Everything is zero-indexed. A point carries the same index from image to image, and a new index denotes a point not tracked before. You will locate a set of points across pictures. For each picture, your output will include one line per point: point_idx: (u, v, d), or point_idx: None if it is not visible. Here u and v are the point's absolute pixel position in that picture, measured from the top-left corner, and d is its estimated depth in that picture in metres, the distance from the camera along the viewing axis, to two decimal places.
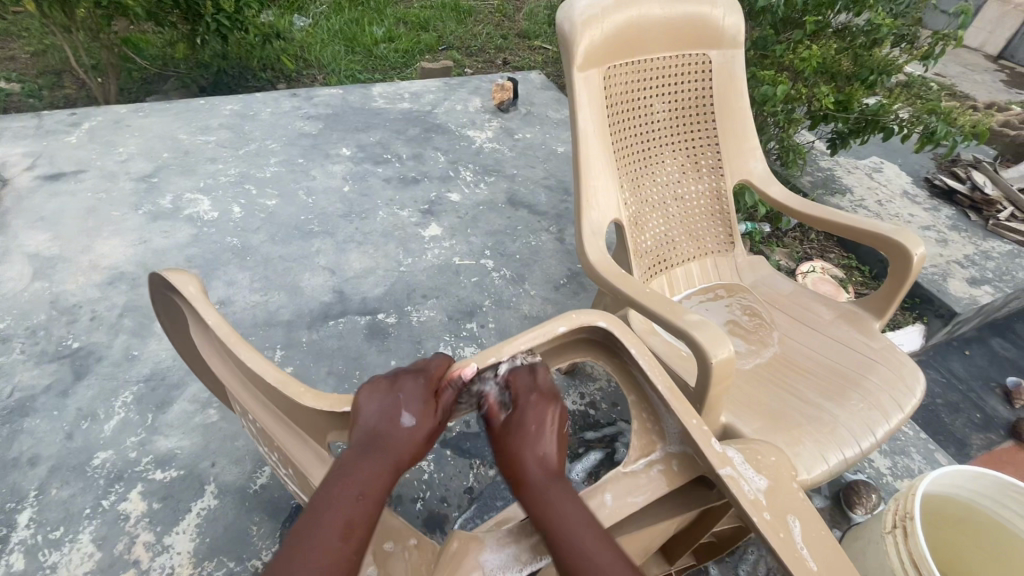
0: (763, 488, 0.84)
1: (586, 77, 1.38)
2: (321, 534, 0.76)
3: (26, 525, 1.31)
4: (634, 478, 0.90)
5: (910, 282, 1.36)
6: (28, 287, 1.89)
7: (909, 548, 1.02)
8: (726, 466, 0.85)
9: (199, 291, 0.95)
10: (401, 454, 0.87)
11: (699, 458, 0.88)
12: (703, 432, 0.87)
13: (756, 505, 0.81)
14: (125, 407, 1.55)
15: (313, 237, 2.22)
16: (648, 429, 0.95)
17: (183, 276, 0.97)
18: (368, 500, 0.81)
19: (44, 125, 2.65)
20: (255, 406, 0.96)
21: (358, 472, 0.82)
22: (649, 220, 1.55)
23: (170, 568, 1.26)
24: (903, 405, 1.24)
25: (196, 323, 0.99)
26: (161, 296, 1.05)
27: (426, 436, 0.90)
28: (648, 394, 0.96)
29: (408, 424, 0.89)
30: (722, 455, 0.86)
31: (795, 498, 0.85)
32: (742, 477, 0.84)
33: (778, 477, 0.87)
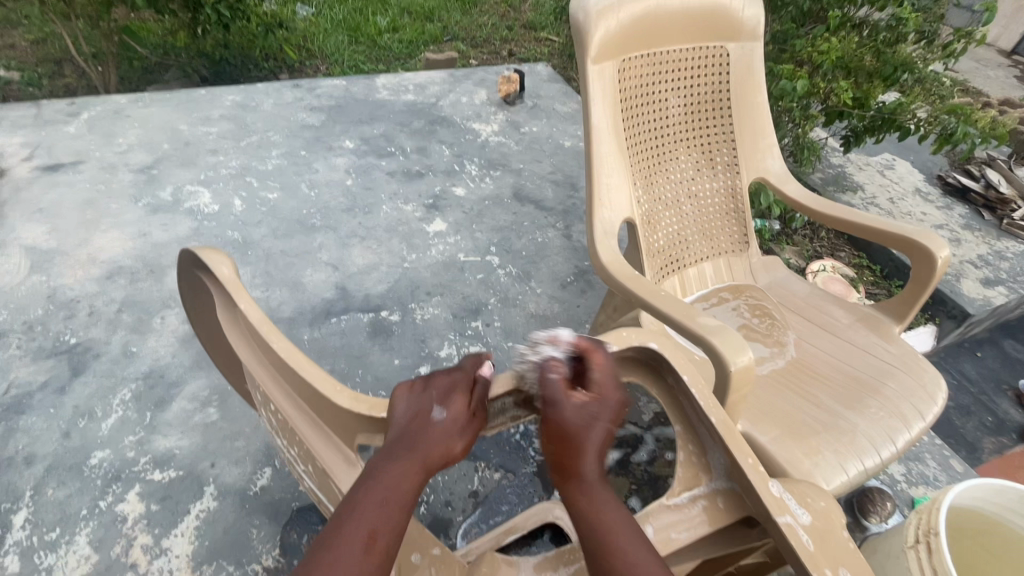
0: (816, 539, 0.76)
1: (601, 70, 1.33)
2: (342, 544, 0.71)
3: (22, 526, 1.28)
4: (676, 511, 0.88)
5: (931, 288, 1.31)
6: (25, 280, 1.85)
7: (933, 564, 0.99)
8: (785, 514, 0.77)
9: (232, 275, 0.90)
10: (432, 453, 0.81)
11: (750, 498, 0.82)
12: (760, 472, 0.81)
13: (816, 559, 0.74)
14: (123, 405, 1.52)
15: (315, 231, 2.18)
16: (695, 462, 0.90)
17: (217, 255, 0.93)
18: (393, 510, 0.75)
19: (43, 115, 2.61)
20: (279, 397, 0.92)
21: (386, 476, 0.77)
22: (662, 218, 1.50)
23: (168, 573, 1.23)
24: (924, 413, 1.20)
25: (226, 306, 0.94)
26: (188, 273, 1.01)
27: (460, 434, 0.84)
28: (696, 425, 0.92)
29: (440, 420, 0.84)
30: (779, 501, 0.79)
31: (849, 549, 0.77)
32: (801, 527, 0.76)
33: (828, 523, 0.80)
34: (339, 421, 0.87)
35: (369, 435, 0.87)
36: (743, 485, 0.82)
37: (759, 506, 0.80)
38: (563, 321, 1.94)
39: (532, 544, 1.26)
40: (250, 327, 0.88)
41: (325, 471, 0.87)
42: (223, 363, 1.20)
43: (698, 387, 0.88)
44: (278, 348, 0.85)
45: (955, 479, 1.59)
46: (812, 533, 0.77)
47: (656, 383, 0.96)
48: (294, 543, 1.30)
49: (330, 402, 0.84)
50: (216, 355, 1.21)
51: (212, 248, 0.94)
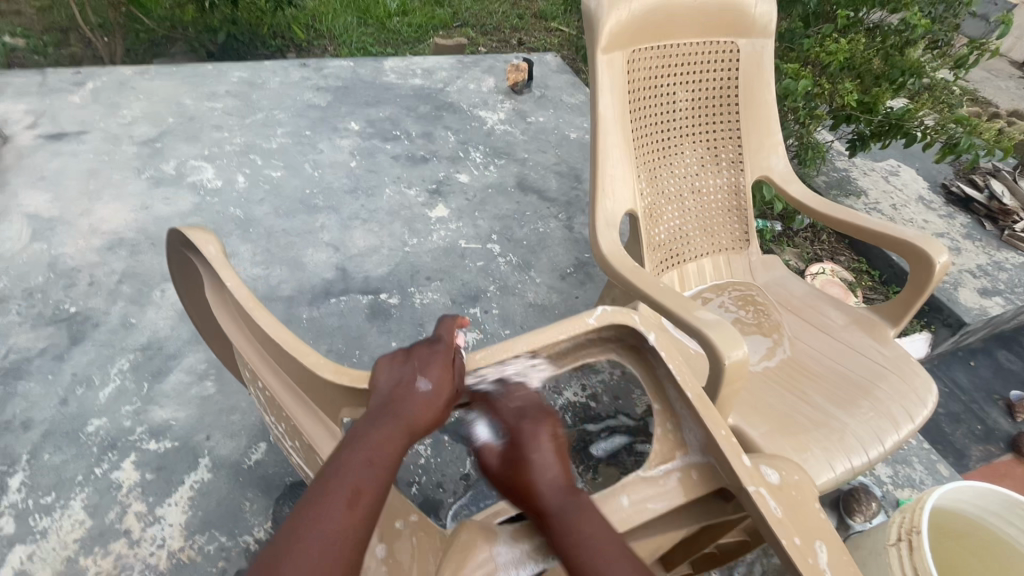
0: (782, 505, 0.79)
1: (610, 60, 1.33)
2: (329, 499, 0.71)
3: (17, 488, 1.29)
4: (651, 483, 0.87)
5: (927, 294, 1.31)
6: (26, 247, 1.86)
7: (913, 563, 1.00)
8: (756, 483, 0.80)
9: (220, 255, 0.90)
10: (417, 418, 0.81)
11: (723, 469, 0.84)
12: (732, 444, 0.82)
13: (785, 527, 0.77)
14: (121, 374, 1.53)
15: (318, 212, 2.18)
16: (670, 437, 0.90)
17: (203, 234, 0.92)
18: (378, 469, 0.76)
19: (48, 83, 2.59)
20: (268, 376, 0.93)
21: (371, 438, 0.77)
22: (664, 211, 1.50)
23: (161, 540, 1.24)
24: (914, 417, 1.21)
25: (215, 287, 0.95)
26: (173, 252, 1.01)
27: (445, 402, 0.84)
28: (672, 401, 0.90)
29: (427, 388, 0.83)
30: (749, 470, 0.81)
31: (818, 520, 0.80)
32: (770, 494, 0.79)
33: (801, 497, 0.82)
34: (324, 397, 0.88)
35: (353, 410, 0.88)
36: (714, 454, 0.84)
37: (731, 475, 0.82)
38: (561, 311, 1.95)
39: None
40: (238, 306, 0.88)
41: (311, 446, 0.89)
42: (217, 341, 1.22)
43: (675, 363, 0.87)
44: (264, 326, 0.85)
45: (941, 483, 1.61)
46: (781, 501, 0.80)
47: (642, 370, 0.93)
48: (285, 518, 1.31)
49: (312, 376, 0.85)
50: (211, 334, 1.21)
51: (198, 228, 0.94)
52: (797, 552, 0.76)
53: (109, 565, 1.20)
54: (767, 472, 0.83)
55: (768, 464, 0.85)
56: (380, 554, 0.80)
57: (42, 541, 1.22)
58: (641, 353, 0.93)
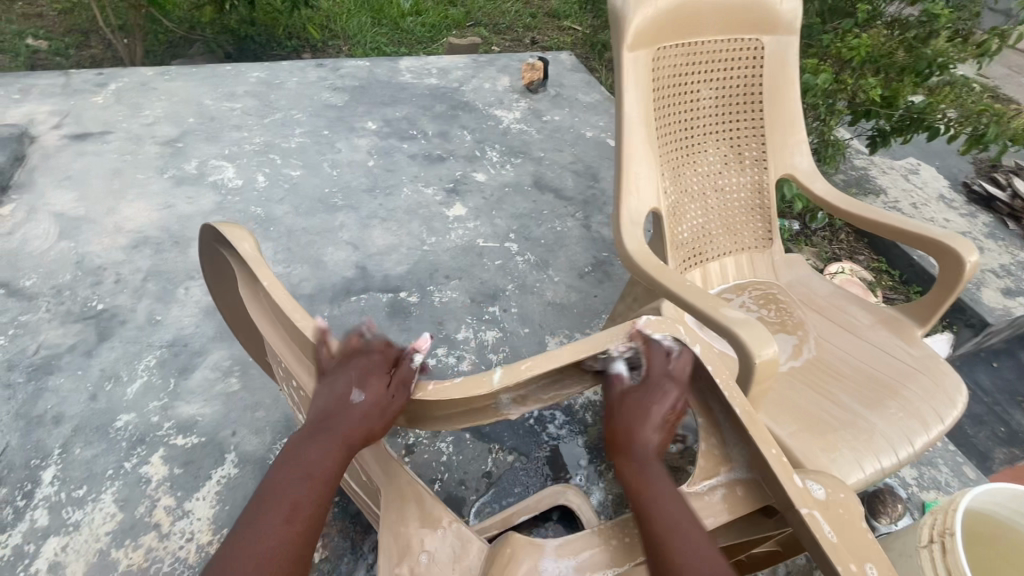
0: (837, 531, 0.78)
1: (635, 57, 1.32)
2: (265, 514, 0.75)
3: (50, 482, 1.32)
4: (696, 498, 0.88)
5: (954, 296, 1.30)
6: (54, 245, 1.89)
7: (947, 565, 0.98)
8: (808, 505, 0.79)
9: (253, 252, 0.90)
10: (351, 431, 0.81)
11: (771, 488, 0.84)
12: (783, 464, 0.81)
13: (839, 553, 0.76)
14: (148, 370, 1.56)
15: (337, 211, 2.19)
16: (714, 453, 0.90)
17: (239, 231, 0.93)
18: (315, 484, 0.78)
19: (71, 84, 2.64)
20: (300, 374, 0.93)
21: (307, 452, 0.80)
22: (688, 210, 1.49)
23: (190, 534, 1.26)
24: (943, 417, 1.20)
25: (247, 284, 0.95)
26: (208, 247, 1.02)
27: (379, 411, 0.82)
28: (719, 420, 0.90)
29: (360, 401, 0.82)
30: (802, 492, 0.80)
31: (866, 541, 0.79)
32: (824, 518, 0.78)
33: (848, 516, 0.81)
34: None
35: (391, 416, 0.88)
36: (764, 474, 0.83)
37: (780, 496, 0.82)
38: (580, 311, 1.94)
39: (543, 526, 1.29)
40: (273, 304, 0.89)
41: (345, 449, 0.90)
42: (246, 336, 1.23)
43: (725, 378, 0.85)
44: (299, 326, 0.86)
45: (968, 485, 1.59)
46: (834, 524, 0.79)
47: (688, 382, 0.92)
48: None
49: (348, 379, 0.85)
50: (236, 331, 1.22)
51: (233, 224, 0.95)
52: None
53: (139, 558, 1.22)
54: (814, 490, 0.82)
55: (813, 480, 0.84)
56: (424, 561, 0.82)
57: (75, 534, 1.24)
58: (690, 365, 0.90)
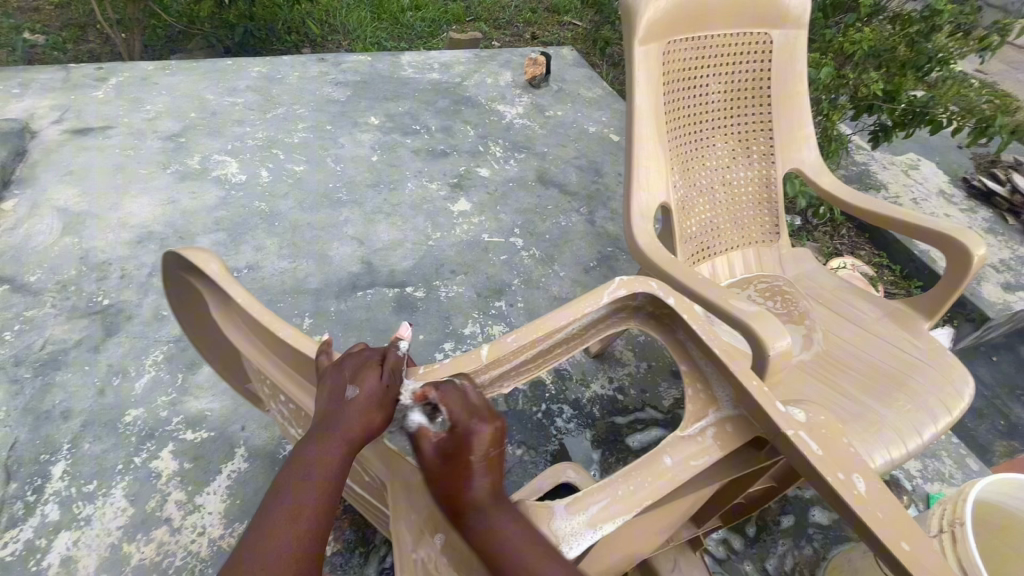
0: (822, 444, 0.83)
1: (646, 51, 1.32)
2: (273, 518, 0.74)
3: (60, 477, 1.31)
4: (689, 441, 0.86)
5: (964, 285, 1.30)
6: (58, 241, 1.88)
7: (958, 554, 0.98)
8: (794, 428, 0.82)
9: (221, 272, 0.88)
10: (350, 427, 0.77)
11: (759, 420, 0.86)
12: (765, 393, 0.84)
13: (827, 463, 0.81)
14: (156, 365, 1.55)
15: (342, 206, 2.19)
16: (698, 398, 0.91)
17: (202, 253, 0.90)
18: (319, 483, 0.76)
19: (71, 79, 2.61)
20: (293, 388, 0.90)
21: (306, 453, 0.77)
22: (696, 204, 1.49)
23: (202, 528, 1.26)
24: (951, 406, 1.21)
25: (224, 302, 0.93)
26: (170, 272, 0.97)
27: (375, 406, 0.79)
28: (699, 363, 0.92)
29: (354, 396, 0.79)
30: (786, 416, 0.84)
31: (848, 451, 0.84)
32: (807, 435, 0.83)
33: (829, 433, 0.85)
34: None
35: None
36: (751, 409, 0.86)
37: (767, 426, 0.85)
38: None
39: None
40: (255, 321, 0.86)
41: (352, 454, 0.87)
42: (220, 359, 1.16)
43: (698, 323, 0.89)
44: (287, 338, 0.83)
45: (971, 477, 1.60)
46: (818, 439, 0.83)
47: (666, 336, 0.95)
48: None
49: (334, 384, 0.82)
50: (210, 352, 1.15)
51: (198, 248, 0.91)
52: (836, 481, 0.80)
53: (151, 552, 1.22)
54: (795, 412, 0.86)
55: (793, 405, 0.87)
56: (440, 543, 0.80)
57: (86, 528, 1.24)
58: (663, 320, 0.94)
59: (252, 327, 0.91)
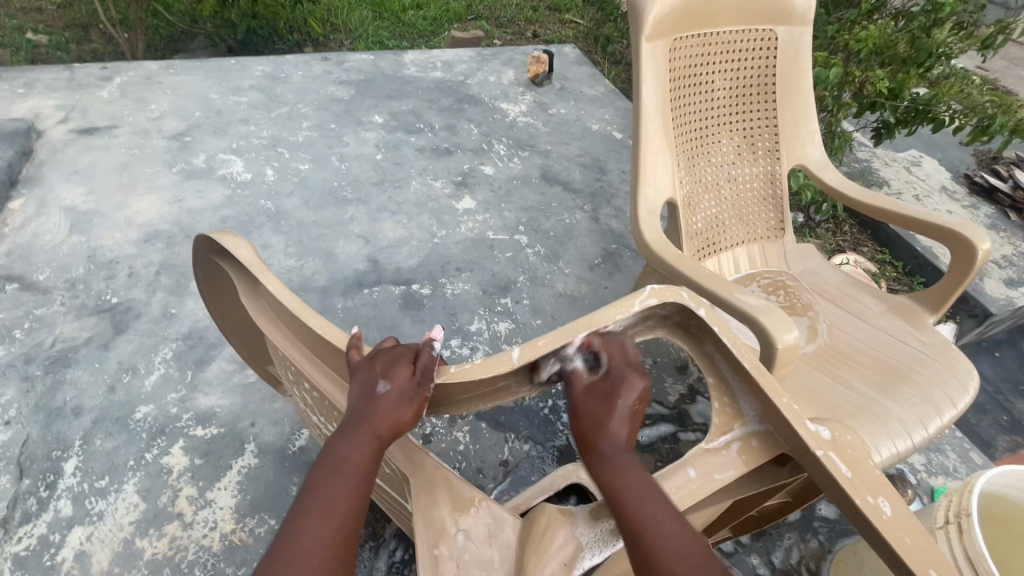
0: (852, 468, 0.81)
1: (653, 48, 1.33)
2: (304, 514, 0.73)
3: (72, 473, 1.33)
4: (715, 454, 0.87)
5: (969, 279, 1.31)
6: (66, 240, 1.89)
7: (964, 546, 0.99)
8: (822, 448, 0.82)
9: (252, 257, 0.88)
10: (383, 421, 0.78)
11: (785, 437, 0.85)
12: (794, 411, 0.83)
13: (857, 487, 0.80)
14: (165, 362, 1.56)
15: (347, 204, 2.20)
16: (725, 408, 0.91)
17: (235, 239, 0.90)
18: (350, 478, 0.75)
19: (76, 78, 2.62)
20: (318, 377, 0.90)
21: (338, 447, 0.76)
22: (702, 200, 1.50)
23: (213, 523, 1.27)
24: (957, 402, 1.22)
25: (245, 288, 0.93)
26: (201, 258, 0.99)
27: (408, 402, 0.80)
28: (726, 374, 0.91)
29: (387, 392, 0.79)
30: (815, 434, 0.83)
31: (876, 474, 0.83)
32: (838, 457, 0.82)
33: (857, 453, 0.84)
34: None
35: None
36: (777, 424, 0.85)
37: (793, 443, 0.85)
38: (591, 302, 1.96)
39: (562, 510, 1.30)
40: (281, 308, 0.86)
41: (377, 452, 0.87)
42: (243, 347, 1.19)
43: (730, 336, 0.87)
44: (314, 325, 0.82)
45: (975, 470, 1.61)
46: (848, 461, 0.82)
47: (694, 348, 0.93)
48: None
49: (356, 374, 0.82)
50: (232, 334, 1.18)
51: (230, 233, 0.92)
52: (868, 506, 0.78)
53: (164, 547, 1.23)
54: (822, 430, 0.85)
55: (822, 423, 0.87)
56: (460, 541, 0.80)
57: (99, 524, 1.25)
58: (691, 330, 0.92)
59: (274, 311, 0.91)
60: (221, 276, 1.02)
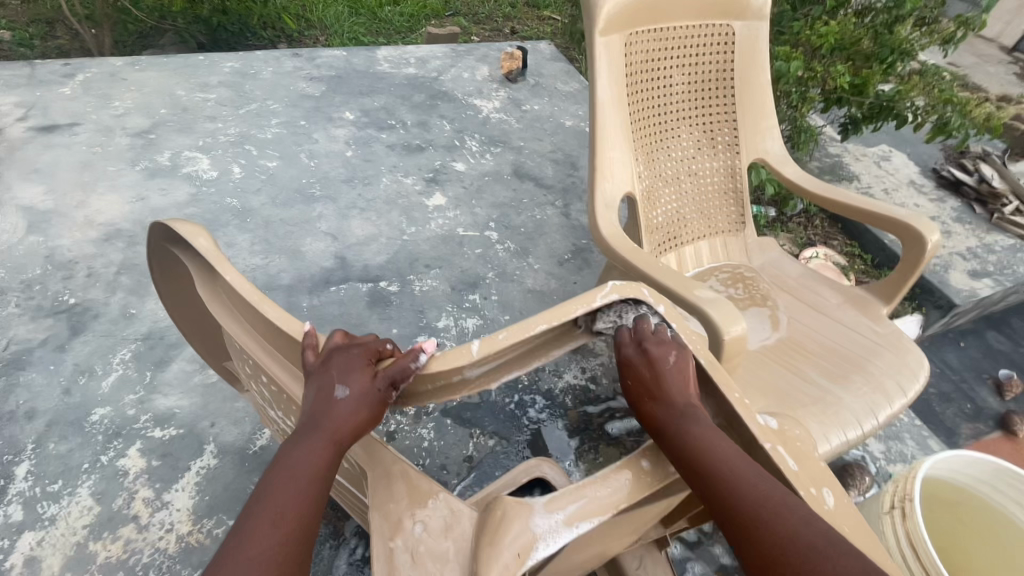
0: (799, 461, 0.82)
1: (608, 42, 1.34)
2: (253, 523, 0.70)
3: (24, 477, 1.30)
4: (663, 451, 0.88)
5: (918, 271, 1.34)
6: (22, 240, 1.85)
7: (906, 529, 1.02)
8: (772, 441, 0.82)
9: (212, 246, 0.87)
10: (341, 428, 0.77)
11: (737, 428, 0.86)
12: (744, 405, 0.84)
13: (800, 479, 0.79)
14: (123, 363, 1.54)
15: (315, 201, 2.18)
16: None
17: (192, 228, 0.89)
18: (308, 484, 0.74)
19: (36, 75, 2.56)
20: (279, 372, 0.89)
21: (294, 454, 0.75)
22: (662, 195, 1.51)
23: (169, 524, 1.26)
24: (906, 390, 1.24)
25: (204, 277, 0.92)
26: (158, 249, 0.97)
27: (368, 407, 0.79)
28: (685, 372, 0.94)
29: (345, 396, 0.78)
30: (765, 427, 0.83)
31: (822, 467, 0.83)
32: (786, 451, 0.81)
33: (804, 446, 0.84)
34: None
35: None
36: (728, 416, 0.87)
37: (742, 437, 0.85)
38: (560, 298, 1.96)
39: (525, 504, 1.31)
40: (238, 298, 0.84)
41: None
42: (202, 340, 1.18)
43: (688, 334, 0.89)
44: (272, 319, 0.81)
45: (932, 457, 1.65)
46: (794, 455, 0.82)
47: None
48: None
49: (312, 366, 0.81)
50: (187, 329, 1.15)
51: (186, 221, 0.90)
52: (810, 498, 0.78)
53: (118, 550, 1.21)
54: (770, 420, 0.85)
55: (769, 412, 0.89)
56: (418, 532, 0.78)
57: (51, 528, 1.23)
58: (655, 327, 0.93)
59: (232, 302, 0.90)
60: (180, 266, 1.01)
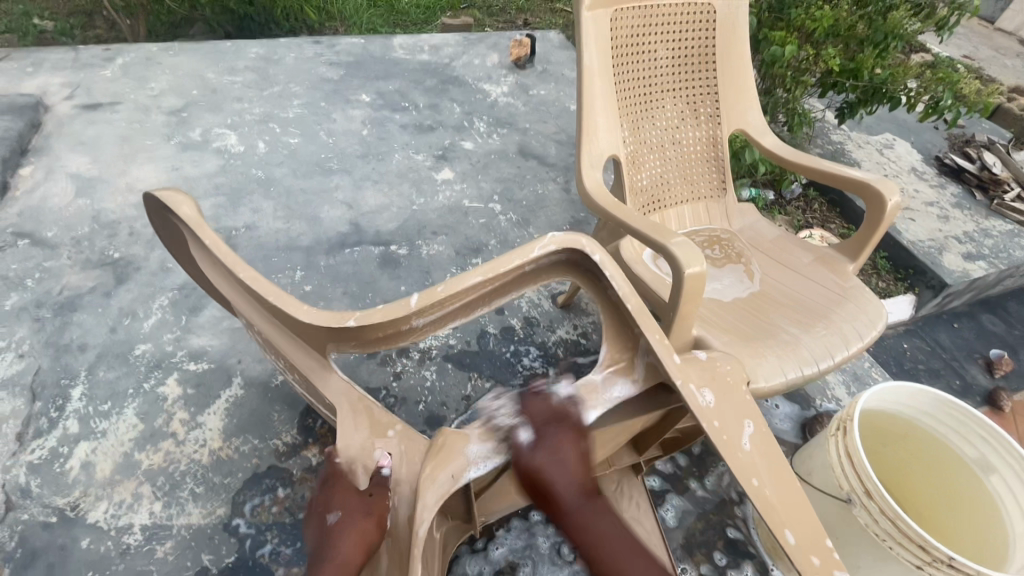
0: (715, 397, 0.98)
1: (594, 16, 1.48)
2: None
3: (78, 398, 1.49)
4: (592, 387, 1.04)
5: (881, 231, 1.45)
6: (72, 203, 2.05)
7: (845, 446, 1.15)
8: (685, 380, 0.98)
9: (194, 215, 1.04)
10: (342, 550, 0.93)
11: (659, 369, 1.01)
12: (665, 345, 1.01)
13: (707, 413, 0.95)
14: (162, 308, 1.72)
15: (333, 174, 2.35)
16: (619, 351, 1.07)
17: (176, 196, 1.06)
18: None
19: (80, 58, 2.78)
20: (259, 320, 1.05)
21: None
22: (647, 161, 1.65)
23: (203, 441, 1.44)
24: (861, 338, 1.36)
25: (194, 242, 1.07)
26: (155, 214, 1.15)
27: (354, 522, 0.94)
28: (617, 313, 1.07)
29: (336, 519, 0.96)
30: (677, 365, 0.99)
31: (744, 400, 1.00)
32: (699, 390, 0.98)
33: (730, 381, 1.01)
34: (310, 335, 1.02)
35: (337, 343, 1.02)
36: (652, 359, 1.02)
37: (665, 374, 1.00)
38: None
39: None
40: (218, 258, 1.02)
41: (306, 377, 1.04)
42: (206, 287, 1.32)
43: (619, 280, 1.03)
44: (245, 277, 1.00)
45: None
46: (714, 390, 0.99)
47: (596, 293, 1.09)
48: (311, 426, 1.49)
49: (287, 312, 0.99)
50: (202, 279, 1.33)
51: (172, 191, 1.07)
52: (715, 429, 0.94)
53: (159, 460, 1.39)
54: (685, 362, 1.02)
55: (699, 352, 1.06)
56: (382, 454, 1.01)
57: (102, 439, 1.42)
58: (593, 277, 1.08)
59: (217, 263, 1.05)
60: (173, 228, 1.17)
